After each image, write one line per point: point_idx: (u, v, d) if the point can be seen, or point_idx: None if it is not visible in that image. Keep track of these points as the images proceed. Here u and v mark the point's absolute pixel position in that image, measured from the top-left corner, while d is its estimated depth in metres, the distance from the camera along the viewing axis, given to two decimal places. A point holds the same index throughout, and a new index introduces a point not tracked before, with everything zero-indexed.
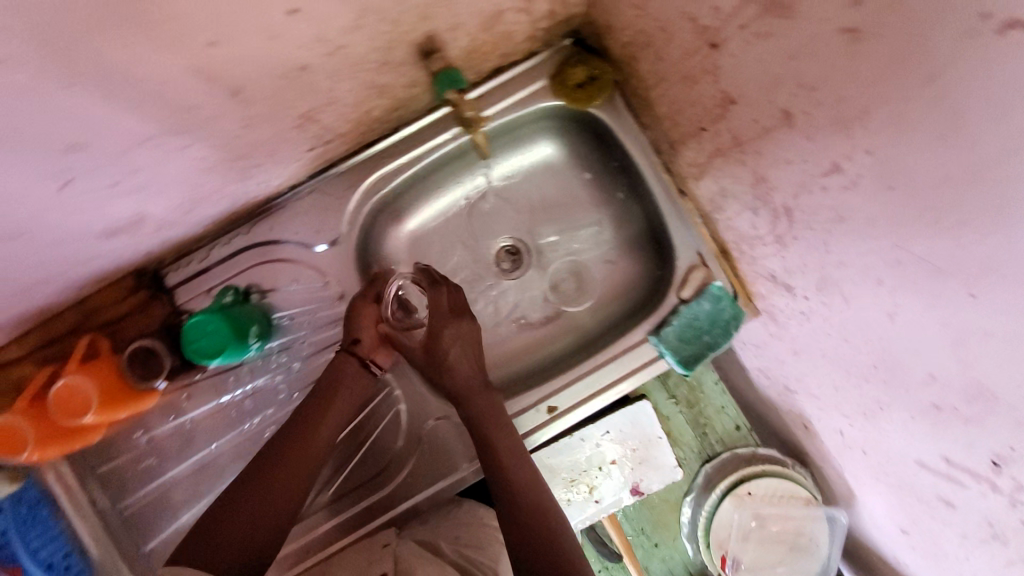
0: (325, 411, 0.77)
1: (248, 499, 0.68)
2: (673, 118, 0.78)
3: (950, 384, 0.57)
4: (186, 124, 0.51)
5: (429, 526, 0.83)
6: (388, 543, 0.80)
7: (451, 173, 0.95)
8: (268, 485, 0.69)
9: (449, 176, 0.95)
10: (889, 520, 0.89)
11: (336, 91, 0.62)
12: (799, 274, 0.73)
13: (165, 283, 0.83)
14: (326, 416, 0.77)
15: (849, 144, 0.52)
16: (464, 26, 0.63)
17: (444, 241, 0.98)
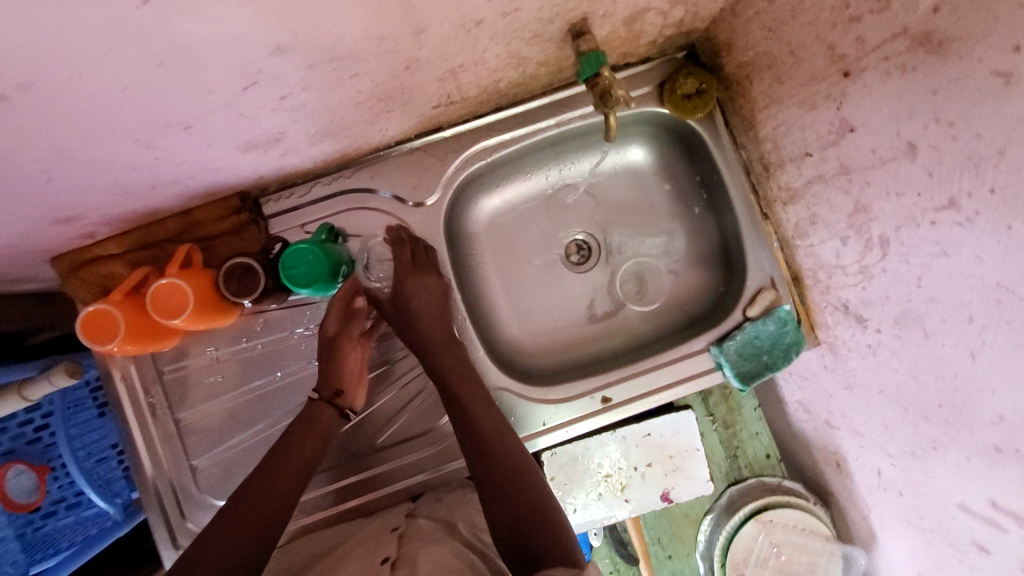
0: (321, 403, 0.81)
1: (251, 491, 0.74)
2: (777, 141, 0.81)
3: (1018, 427, 0.60)
4: (365, 53, 0.54)
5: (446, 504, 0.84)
6: (397, 526, 0.79)
7: (543, 158, 0.98)
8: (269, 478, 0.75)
9: (540, 161, 0.98)
10: (909, 566, 0.91)
11: (486, 54, 0.66)
12: (877, 306, 0.76)
13: (264, 211, 0.87)
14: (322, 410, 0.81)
15: (975, 182, 0.55)
16: (613, 16, 0.67)
17: (521, 224, 1.02)
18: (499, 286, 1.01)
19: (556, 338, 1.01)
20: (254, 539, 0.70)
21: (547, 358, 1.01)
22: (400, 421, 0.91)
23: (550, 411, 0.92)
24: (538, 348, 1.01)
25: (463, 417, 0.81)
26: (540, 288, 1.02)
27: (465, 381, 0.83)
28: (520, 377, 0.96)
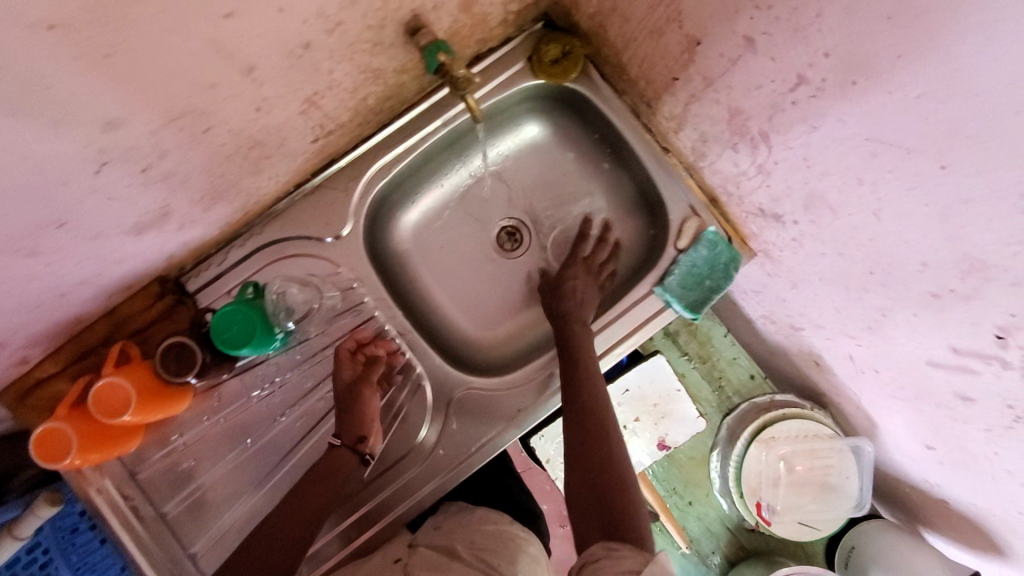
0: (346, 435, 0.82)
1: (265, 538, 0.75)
2: (647, 76, 0.83)
3: (943, 267, 0.61)
4: (206, 105, 0.56)
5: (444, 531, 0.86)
6: (399, 557, 0.80)
7: (445, 161, 1.00)
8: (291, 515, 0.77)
9: (442, 165, 1.00)
10: (914, 439, 0.91)
11: (336, 74, 0.67)
12: (785, 200, 0.77)
13: (189, 289, 0.87)
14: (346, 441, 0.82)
15: (809, 52, 0.57)
16: (445, 4, 0.69)
17: (444, 229, 1.03)
18: (442, 294, 1.01)
19: (510, 327, 1.02)
20: None
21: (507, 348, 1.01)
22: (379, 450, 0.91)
23: (522, 395, 0.92)
24: (497, 341, 1.01)
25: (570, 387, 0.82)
26: (481, 283, 1.03)
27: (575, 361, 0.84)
28: (485, 374, 0.96)
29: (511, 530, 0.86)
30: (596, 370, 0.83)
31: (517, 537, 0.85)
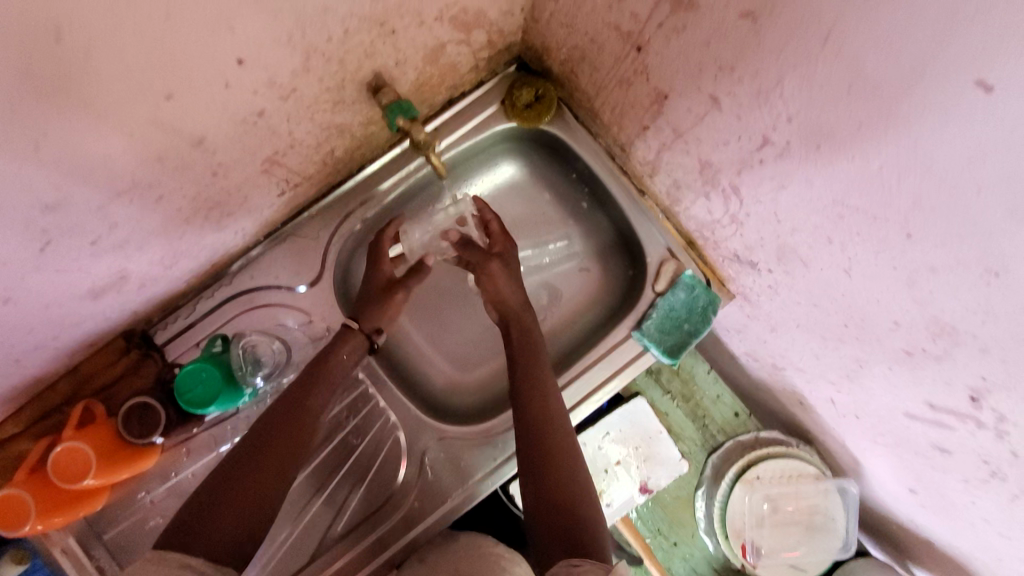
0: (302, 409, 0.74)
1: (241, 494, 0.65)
2: (619, 122, 0.83)
3: (914, 327, 0.60)
4: (155, 177, 0.54)
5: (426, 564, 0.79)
6: None
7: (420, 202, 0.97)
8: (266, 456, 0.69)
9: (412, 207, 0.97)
10: (897, 482, 0.89)
11: (296, 134, 0.66)
12: (759, 249, 0.76)
13: (156, 341, 0.85)
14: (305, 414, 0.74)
15: (772, 115, 0.56)
16: (408, 60, 0.68)
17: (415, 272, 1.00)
18: (419, 337, 1.00)
19: (488, 370, 1.00)
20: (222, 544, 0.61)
21: (485, 393, 0.99)
22: (351, 506, 0.87)
23: (497, 444, 0.89)
24: (475, 385, 0.99)
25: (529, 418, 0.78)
26: (459, 326, 1.01)
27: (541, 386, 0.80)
28: (461, 421, 0.94)
29: (498, 553, 0.76)
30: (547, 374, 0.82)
31: (501, 558, 0.73)
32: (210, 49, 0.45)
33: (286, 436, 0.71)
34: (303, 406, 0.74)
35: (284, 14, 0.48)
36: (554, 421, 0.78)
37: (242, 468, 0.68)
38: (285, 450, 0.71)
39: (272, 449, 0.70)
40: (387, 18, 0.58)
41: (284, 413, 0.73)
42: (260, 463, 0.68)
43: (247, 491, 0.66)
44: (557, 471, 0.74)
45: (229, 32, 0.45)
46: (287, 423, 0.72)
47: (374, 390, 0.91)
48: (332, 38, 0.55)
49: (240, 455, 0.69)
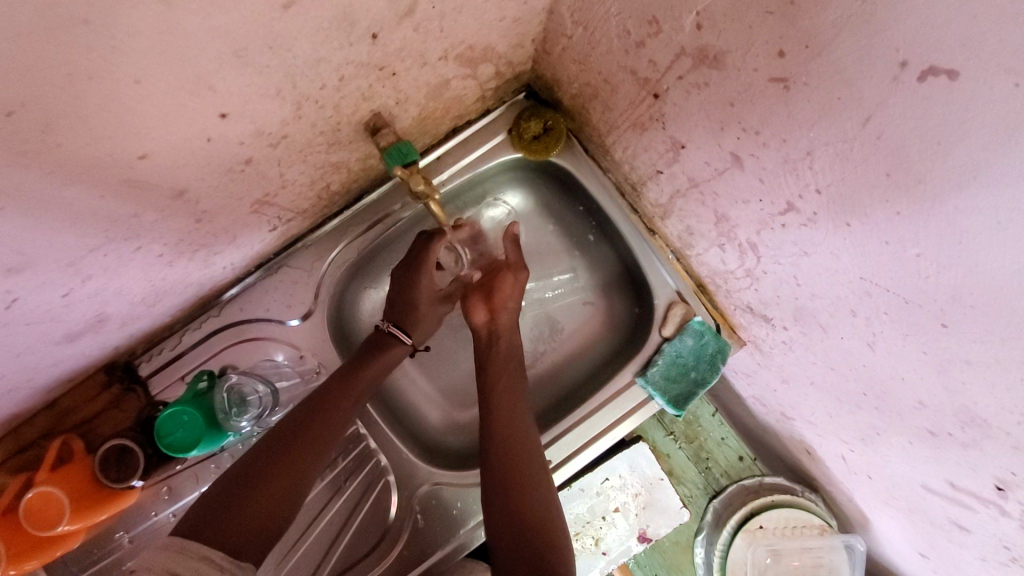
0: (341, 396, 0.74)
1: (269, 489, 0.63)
2: (631, 162, 0.79)
3: (942, 411, 0.55)
4: (131, 230, 0.51)
5: None
6: None
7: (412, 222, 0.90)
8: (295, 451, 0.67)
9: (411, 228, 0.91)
10: (906, 544, 0.82)
11: (288, 175, 0.63)
12: (775, 305, 0.72)
13: (140, 373, 0.81)
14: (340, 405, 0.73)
15: (799, 184, 0.52)
16: (410, 98, 0.65)
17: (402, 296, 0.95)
18: (413, 369, 0.96)
19: None
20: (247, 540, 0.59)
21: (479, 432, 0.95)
22: (339, 549, 0.83)
23: None
24: (471, 424, 0.96)
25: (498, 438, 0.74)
26: (456, 360, 0.98)
27: (513, 408, 0.77)
28: (454, 464, 0.90)
29: None
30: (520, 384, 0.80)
31: None
32: (187, 110, 0.42)
33: (321, 432, 0.70)
34: (340, 400, 0.73)
35: (271, 69, 0.45)
36: (519, 441, 0.74)
37: (277, 459, 0.66)
38: (320, 444, 0.69)
39: (306, 443, 0.68)
40: (387, 63, 0.55)
41: (324, 406, 0.72)
42: (291, 458, 0.67)
43: (273, 485, 0.64)
44: (527, 491, 0.70)
45: (209, 89, 0.42)
46: (323, 421, 0.71)
47: (365, 430, 0.87)
48: (326, 86, 0.52)
49: (277, 445, 0.67)
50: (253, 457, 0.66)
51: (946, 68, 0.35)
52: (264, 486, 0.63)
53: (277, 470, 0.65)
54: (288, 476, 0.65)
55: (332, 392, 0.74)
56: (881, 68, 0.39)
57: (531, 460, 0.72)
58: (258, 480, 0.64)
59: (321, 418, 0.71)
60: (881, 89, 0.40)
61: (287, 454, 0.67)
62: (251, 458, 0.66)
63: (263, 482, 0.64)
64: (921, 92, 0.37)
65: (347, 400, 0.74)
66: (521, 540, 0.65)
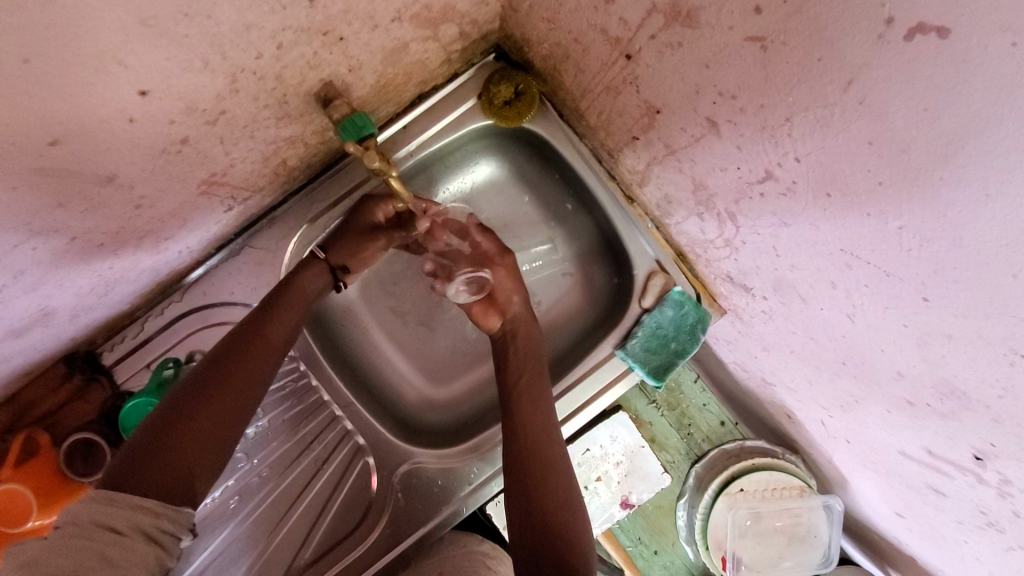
0: (268, 320, 0.67)
1: (195, 430, 0.56)
2: (606, 128, 0.74)
3: (920, 382, 0.54)
4: (60, 221, 0.47)
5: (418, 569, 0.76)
6: None
7: None
8: (223, 389, 0.60)
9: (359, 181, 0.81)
10: (884, 504, 0.82)
11: (236, 153, 0.58)
12: (754, 275, 0.70)
13: (102, 362, 0.76)
14: (271, 324, 0.67)
15: (778, 152, 0.49)
16: (364, 65, 0.60)
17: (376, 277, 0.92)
18: (390, 347, 0.94)
19: (466, 384, 0.95)
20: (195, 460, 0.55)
21: (460, 408, 0.94)
22: (319, 533, 0.81)
23: (471, 468, 0.84)
24: (449, 399, 0.95)
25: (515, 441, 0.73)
26: (435, 338, 0.96)
27: (539, 411, 0.74)
28: (434, 441, 0.88)
29: (480, 550, 0.78)
30: (541, 386, 0.77)
31: (486, 557, 0.77)
32: (97, 89, 0.39)
33: (244, 371, 0.62)
34: (271, 327, 0.66)
35: (192, 39, 0.41)
36: (541, 446, 0.72)
37: (189, 415, 0.56)
38: (254, 359, 0.63)
39: (227, 388, 0.60)
40: (331, 27, 0.51)
41: (247, 343, 0.64)
42: (218, 400, 0.59)
43: (195, 438, 0.56)
44: (550, 491, 0.69)
45: (118, 64, 0.38)
46: (241, 367, 0.62)
47: (341, 412, 0.85)
48: (262, 55, 0.48)
49: (202, 381, 0.59)
50: (161, 413, 0.56)
51: (935, 25, 0.31)
52: (186, 427, 0.56)
53: (189, 424, 0.56)
54: (209, 434, 0.57)
55: (257, 332, 0.65)
56: (864, 27, 0.35)
57: (548, 463, 0.71)
58: (182, 423, 0.56)
59: (244, 359, 0.63)
60: (865, 48, 0.36)
61: (205, 407, 0.58)
62: (168, 405, 0.57)
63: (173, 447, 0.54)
64: (908, 52, 0.34)
65: (272, 342, 0.66)
66: (546, 542, 0.65)
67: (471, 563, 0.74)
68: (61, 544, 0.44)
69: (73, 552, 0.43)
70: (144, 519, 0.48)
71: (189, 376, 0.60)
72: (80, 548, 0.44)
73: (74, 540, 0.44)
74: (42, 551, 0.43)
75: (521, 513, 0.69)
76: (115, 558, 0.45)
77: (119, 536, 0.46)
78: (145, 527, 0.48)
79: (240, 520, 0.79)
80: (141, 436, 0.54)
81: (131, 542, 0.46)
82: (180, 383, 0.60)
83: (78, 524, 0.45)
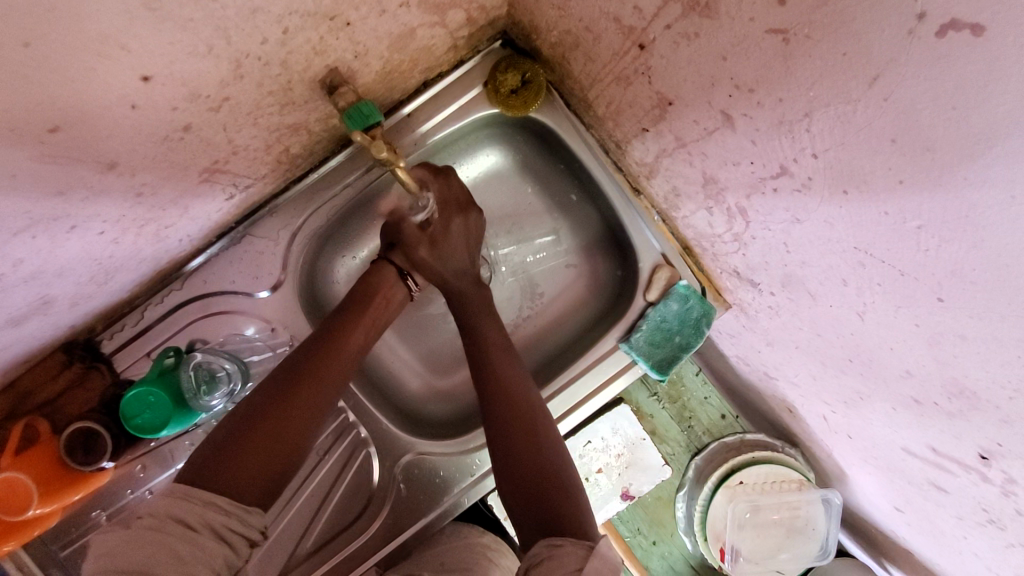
0: (348, 328, 0.68)
1: (274, 429, 0.57)
2: (614, 118, 0.73)
3: (929, 381, 0.53)
4: (61, 209, 0.46)
5: (415, 559, 0.77)
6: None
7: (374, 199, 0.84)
8: (300, 391, 0.60)
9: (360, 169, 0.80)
10: (883, 499, 0.83)
11: (238, 140, 0.57)
12: (762, 271, 0.69)
13: (102, 352, 0.75)
14: (350, 332, 0.68)
15: (794, 148, 0.48)
16: (370, 51, 0.59)
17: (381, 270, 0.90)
18: (393, 337, 0.93)
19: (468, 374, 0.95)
20: (274, 460, 0.56)
21: (463, 398, 0.94)
22: (321, 522, 0.81)
23: (473, 460, 0.84)
24: (451, 390, 0.94)
25: (503, 414, 0.68)
26: (437, 328, 0.95)
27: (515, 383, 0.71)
28: (437, 433, 0.88)
29: (482, 542, 0.78)
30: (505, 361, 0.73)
31: (488, 549, 0.77)
32: (98, 74, 0.38)
33: (325, 376, 0.63)
34: (348, 335, 0.68)
35: (197, 22, 0.40)
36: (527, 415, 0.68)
37: (266, 416, 0.57)
38: (336, 366, 0.64)
39: (302, 391, 0.61)
40: (339, 11, 0.50)
41: (324, 349, 0.65)
42: (299, 402, 0.60)
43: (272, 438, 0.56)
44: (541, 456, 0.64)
45: (120, 49, 0.37)
46: (318, 371, 0.63)
47: (342, 403, 0.84)
48: (267, 40, 0.47)
49: (280, 383, 0.61)
50: (242, 410, 0.58)
51: (969, 22, 0.31)
52: (261, 425, 0.56)
53: (265, 424, 0.57)
54: (285, 434, 0.57)
55: (334, 339, 0.66)
56: (893, 22, 0.35)
57: (540, 434, 0.66)
58: (258, 423, 0.57)
59: (325, 364, 0.64)
60: (892, 43, 0.35)
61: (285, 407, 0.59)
62: (248, 405, 0.59)
63: (253, 446, 0.55)
64: (939, 49, 0.33)
65: (348, 351, 0.67)
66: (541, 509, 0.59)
67: (473, 553, 0.74)
68: (138, 536, 0.45)
69: (146, 544, 0.45)
70: (215, 516, 0.49)
71: (271, 375, 0.62)
72: (152, 541, 0.45)
73: (149, 532, 0.46)
74: (121, 542, 0.45)
75: (512, 493, 0.63)
76: (181, 553, 0.45)
77: (189, 532, 0.47)
78: (216, 525, 0.49)
79: None
80: (222, 434, 0.56)
81: (201, 538, 0.47)
82: (261, 383, 0.62)
83: (155, 516, 0.47)
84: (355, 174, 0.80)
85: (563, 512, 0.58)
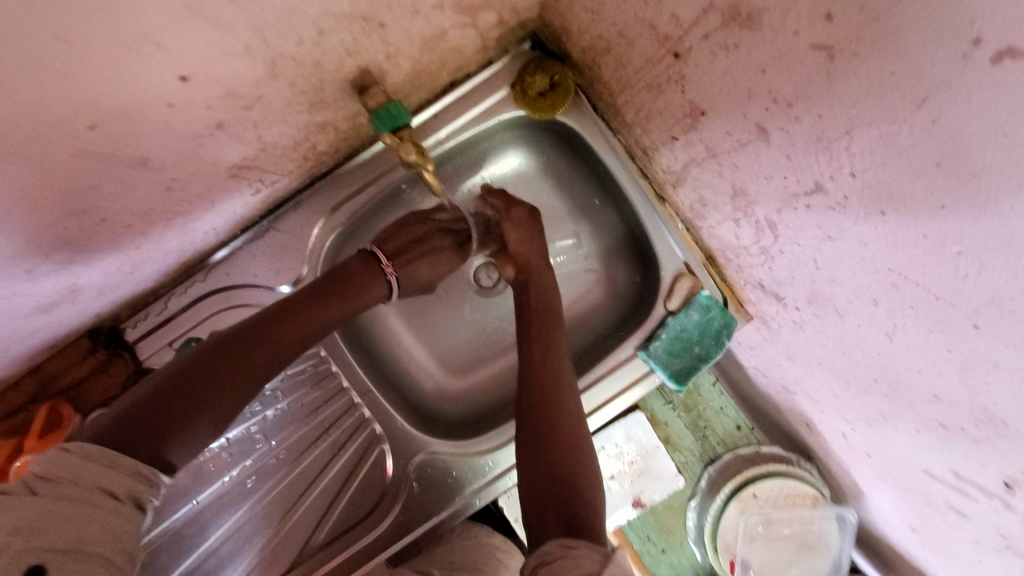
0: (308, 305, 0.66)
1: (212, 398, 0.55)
2: (643, 125, 0.72)
3: (957, 407, 0.52)
4: (93, 202, 0.47)
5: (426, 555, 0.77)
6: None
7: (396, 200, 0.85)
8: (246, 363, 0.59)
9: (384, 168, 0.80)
10: (899, 518, 0.81)
11: (268, 137, 0.57)
12: (789, 285, 0.68)
13: (126, 339, 0.76)
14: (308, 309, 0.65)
15: (832, 165, 0.48)
16: (401, 51, 0.58)
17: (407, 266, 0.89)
18: (410, 335, 0.93)
19: (485, 376, 0.95)
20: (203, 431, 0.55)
21: (479, 398, 0.94)
22: (334, 515, 0.82)
23: (487, 462, 0.84)
24: (467, 389, 0.94)
25: (533, 410, 0.68)
26: (455, 327, 0.95)
27: (555, 378, 0.70)
28: (451, 433, 0.88)
29: (491, 542, 0.79)
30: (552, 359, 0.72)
31: (497, 550, 0.77)
32: (137, 74, 0.38)
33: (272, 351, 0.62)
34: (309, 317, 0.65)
35: (234, 23, 0.40)
36: (561, 411, 0.68)
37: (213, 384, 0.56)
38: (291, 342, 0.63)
39: (249, 361, 0.59)
40: (373, 13, 0.49)
41: (280, 325, 0.63)
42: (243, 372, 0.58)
43: (213, 408, 0.55)
44: (564, 459, 0.64)
45: (159, 49, 0.37)
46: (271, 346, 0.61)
47: (359, 399, 0.85)
48: (303, 40, 0.47)
49: (231, 350, 0.59)
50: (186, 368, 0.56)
51: None
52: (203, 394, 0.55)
53: (212, 392, 0.56)
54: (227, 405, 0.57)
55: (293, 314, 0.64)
56: (947, 44, 0.33)
57: (573, 440, 0.66)
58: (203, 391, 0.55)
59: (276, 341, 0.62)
60: (946, 66, 0.34)
61: (233, 381, 0.58)
62: (194, 363, 0.57)
63: (198, 416, 0.54)
64: (994, 74, 0.32)
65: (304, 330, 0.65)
66: (563, 508, 0.59)
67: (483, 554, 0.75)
68: (64, 509, 0.43)
69: (75, 520, 0.43)
70: (141, 488, 0.48)
71: (224, 335, 0.61)
72: (82, 514, 0.44)
73: (75, 506, 0.43)
74: (37, 514, 0.42)
75: (535, 489, 0.63)
76: (115, 526, 0.45)
77: (117, 504, 0.46)
78: (139, 495, 0.48)
79: (245, 503, 0.79)
80: (166, 390, 0.54)
81: (130, 512, 0.46)
82: (213, 340, 0.60)
83: (80, 487, 0.44)
84: (376, 173, 0.80)
85: (579, 511, 0.58)
